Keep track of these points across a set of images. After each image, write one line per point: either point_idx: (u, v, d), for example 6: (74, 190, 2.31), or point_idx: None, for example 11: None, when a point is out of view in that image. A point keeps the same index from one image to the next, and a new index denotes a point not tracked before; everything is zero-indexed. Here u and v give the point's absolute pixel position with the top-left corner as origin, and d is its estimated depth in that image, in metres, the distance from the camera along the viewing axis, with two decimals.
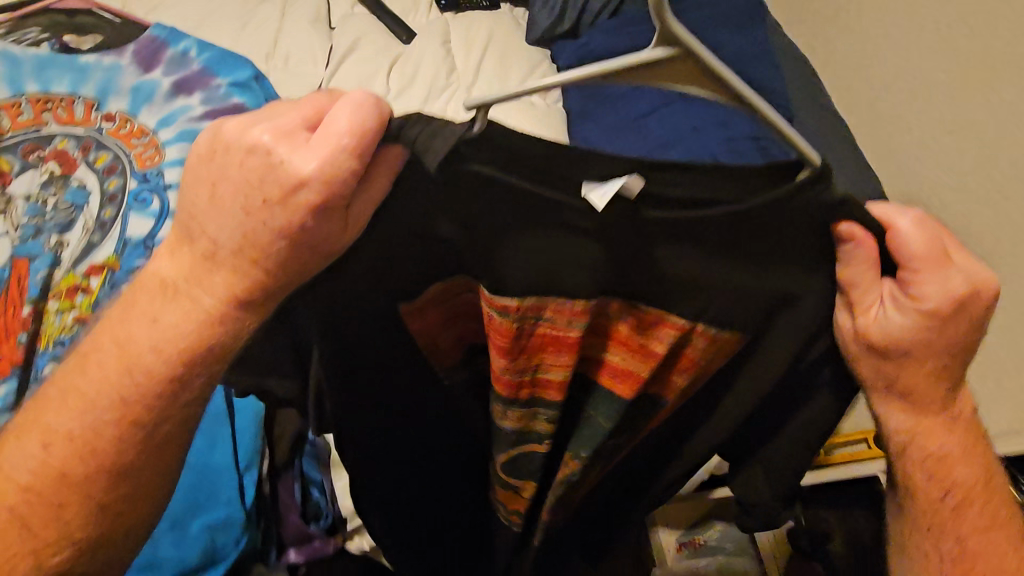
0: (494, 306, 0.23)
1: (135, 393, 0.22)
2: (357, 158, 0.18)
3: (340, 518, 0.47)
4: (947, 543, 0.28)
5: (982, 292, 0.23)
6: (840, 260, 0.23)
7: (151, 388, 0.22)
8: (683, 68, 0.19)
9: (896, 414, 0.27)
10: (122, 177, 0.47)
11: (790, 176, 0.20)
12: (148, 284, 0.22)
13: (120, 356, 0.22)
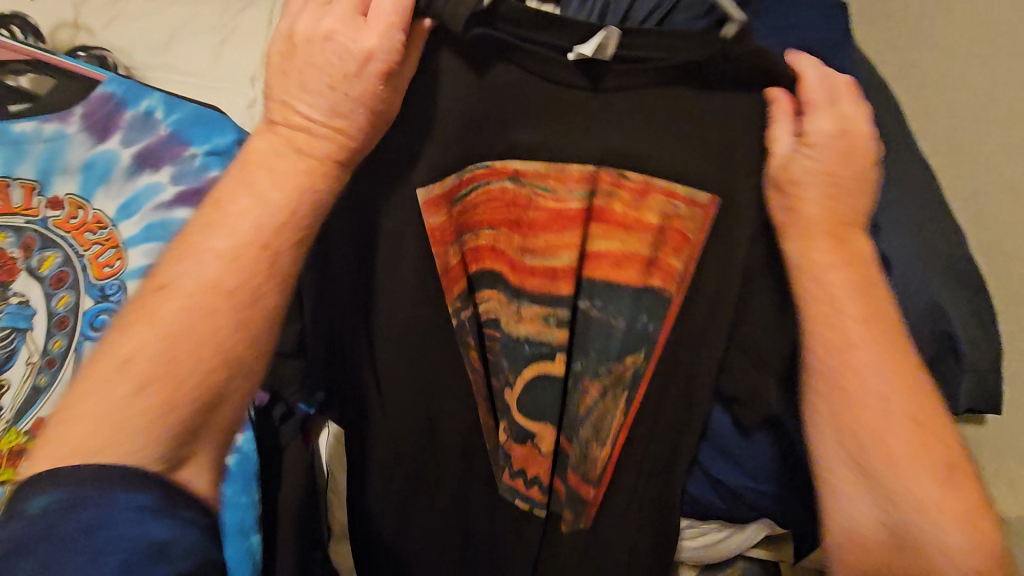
0: (502, 174, 0.46)
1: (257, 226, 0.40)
2: (397, 28, 0.38)
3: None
4: (839, 346, 0.43)
5: (868, 135, 0.42)
6: (773, 115, 0.42)
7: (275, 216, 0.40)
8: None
9: (795, 250, 0.43)
10: (69, 287, 0.55)
11: (724, 29, 0.40)
12: (253, 151, 0.42)
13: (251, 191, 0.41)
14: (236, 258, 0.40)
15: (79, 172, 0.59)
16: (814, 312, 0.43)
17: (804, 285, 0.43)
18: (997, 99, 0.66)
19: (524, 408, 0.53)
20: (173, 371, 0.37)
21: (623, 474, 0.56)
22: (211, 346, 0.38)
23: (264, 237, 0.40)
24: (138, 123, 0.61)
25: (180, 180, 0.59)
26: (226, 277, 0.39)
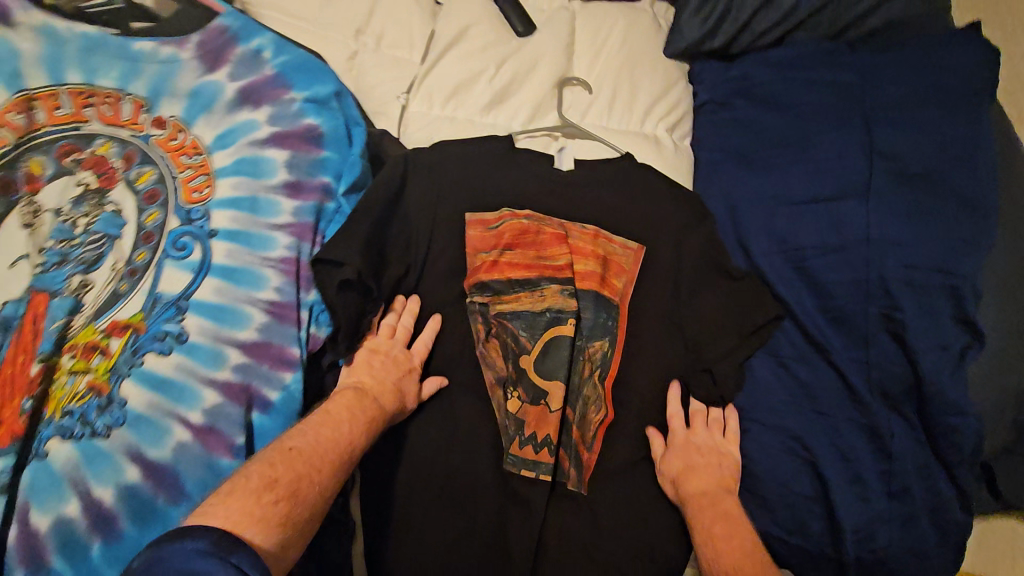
0: (518, 214, 0.78)
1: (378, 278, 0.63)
2: (520, 215, 0.78)
3: None
4: (706, 430, 0.72)
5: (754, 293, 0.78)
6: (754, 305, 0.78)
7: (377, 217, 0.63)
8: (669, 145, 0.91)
9: (642, 312, 0.78)
10: (161, 203, 0.58)
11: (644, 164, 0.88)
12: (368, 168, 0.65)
13: (380, 196, 0.64)
14: (341, 423, 0.57)
15: (185, 98, 0.61)
16: (694, 492, 0.67)
17: (693, 483, 0.68)
18: (924, 170, 0.74)
19: (542, 371, 0.72)
20: (307, 462, 0.52)
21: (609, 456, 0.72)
22: (333, 462, 0.54)
23: (371, 418, 0.60)
24: (246, 59, 0.63)
25: (296, 171, 0.61)
26: (345, 437, 0.57)
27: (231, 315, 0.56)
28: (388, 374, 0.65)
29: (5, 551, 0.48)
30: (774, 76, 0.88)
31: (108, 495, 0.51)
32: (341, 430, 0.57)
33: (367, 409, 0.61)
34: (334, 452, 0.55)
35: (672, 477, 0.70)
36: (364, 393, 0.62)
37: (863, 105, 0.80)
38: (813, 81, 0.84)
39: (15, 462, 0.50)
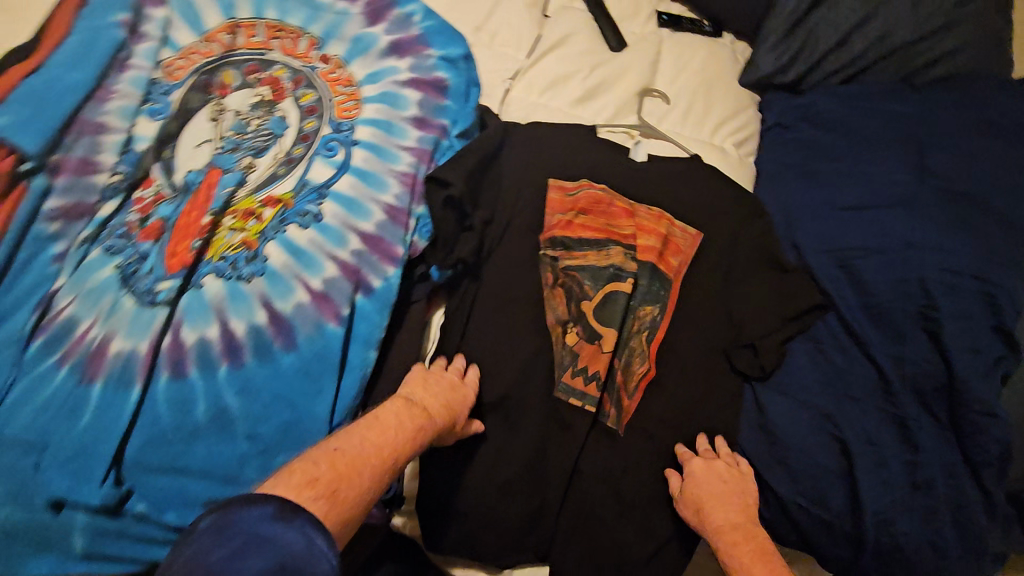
0: (595, 186, 0.90)
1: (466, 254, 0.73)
2: (597, 186, 0.90)
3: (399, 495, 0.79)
4: (731, 462, 0.76)
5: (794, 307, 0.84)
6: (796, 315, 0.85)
7: (483, 156, 0.75)
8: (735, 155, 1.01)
9: (694, 287, 0.87)
10: (318, 115, 0.71)
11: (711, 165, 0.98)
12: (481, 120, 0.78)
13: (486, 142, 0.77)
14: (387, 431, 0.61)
15: (349, 43, 0.76)
16: (716, 527, 0.70)
17: (713, 515, 0.71)
18: (966, 194, 0.82)
19: (600, 317, 0.80)
20: (348, 464, 0.55)
21: (649, 405, 0.79)
22: (373, 469, 0.57)
23: (420, 427, 0.64)
24: (399, 20, 0.78)
25: (424, 110, 0.74)
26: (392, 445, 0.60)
27: (358, 208, 0.68)
28: (440, 392, 0.69)
29: (158, 352, 0.60)
30: (839, 104, 0.98)
31: (240, 328, 0.63)
32: (388, 437, 0.60)
33: (417, 422, 0.64)
34: (379, 458, 0.58)
35: (691, 505, 0.73)
36: (417, 407, 0.65)
37: (916, 135, 0.89)
38: (874, 112, 0.94)
39: (178, 286, 0.62)
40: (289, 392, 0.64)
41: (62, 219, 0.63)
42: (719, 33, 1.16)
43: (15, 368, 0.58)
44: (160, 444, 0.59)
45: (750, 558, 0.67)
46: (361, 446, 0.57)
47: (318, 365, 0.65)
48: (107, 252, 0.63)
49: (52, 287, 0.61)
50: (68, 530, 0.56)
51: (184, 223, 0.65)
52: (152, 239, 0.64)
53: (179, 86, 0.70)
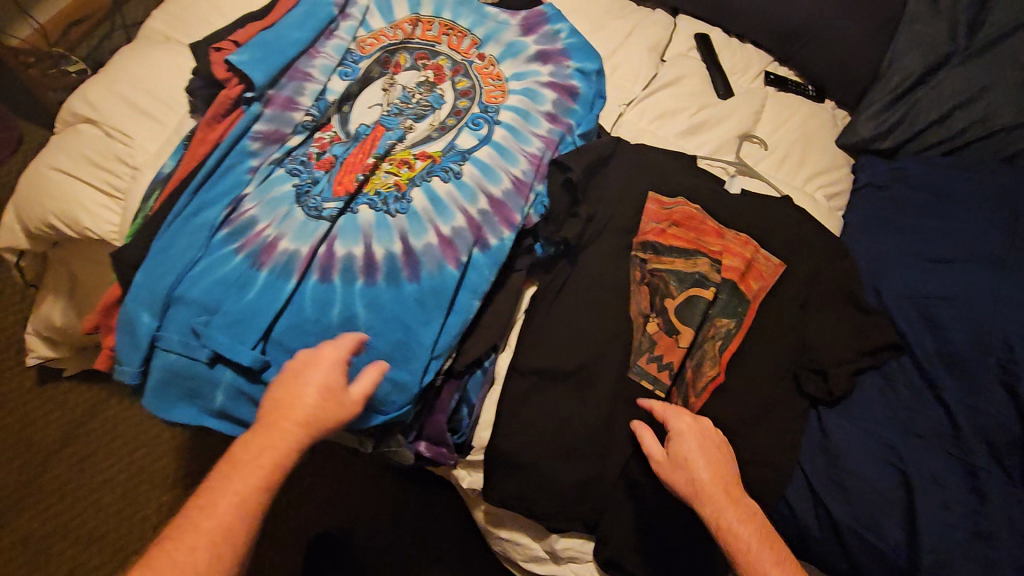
0: (691, 204, 0.97)
1: (572, 234, 0.82)
2: (693, 205, 0.97)
3: (460, 441, 0.84)
4: (715, 433, 0.78)
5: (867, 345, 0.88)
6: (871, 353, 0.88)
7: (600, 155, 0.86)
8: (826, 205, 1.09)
9: (771, 311, 0.92)
10: (471, 98, 0.84)
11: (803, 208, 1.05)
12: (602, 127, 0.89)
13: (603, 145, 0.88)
14: (238, 477, 0.57)
15: (503, 47, 0.89)
16: (712, 494, 0.72)
17: (707, 483, 0.73)
18: None
19: (680, 316, 0.86)
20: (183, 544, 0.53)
21: (715, 406, 0.84)
22: (219, 528, 0.54)
23: (281, 456, 0.59)
24: (549, 34, 0.90)
25: (557, 108, 0.86)
26: (251, 499, 0.56)
27: (491, 174, 0.79)
28: (305, 400, 0.61)
29: (314, 257, 0.72)
30: (935, 175, 1.05)
31: (380, 252, 0.74)
32: (240, 494, 0.56)
33: (274, 456, 0.59)
34: (243, 522, 0.56)
35: (685, 472, 0.74)
36: (271, 439, 0.59)
37: (1007, 213, 0.96)
38: (968, 187, 1.02)
39: (340, 209, 0.74)
40: (406, 313, 0.74)
41: (262, 140, 0.77)
42: (821, 99, 1.24)
43: (203, 247, 0.71)
44: (297, 332, 0.70)
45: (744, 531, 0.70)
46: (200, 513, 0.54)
47: (432, 297, 0.75)
48: (288, 173, 0.77)
49: (242, 191, 0.75)
50: (214, 385, 0.67)
51: (350, 163, 0.78)
52: (324, 170, 0.77)
53: (365, 58, 0.85)
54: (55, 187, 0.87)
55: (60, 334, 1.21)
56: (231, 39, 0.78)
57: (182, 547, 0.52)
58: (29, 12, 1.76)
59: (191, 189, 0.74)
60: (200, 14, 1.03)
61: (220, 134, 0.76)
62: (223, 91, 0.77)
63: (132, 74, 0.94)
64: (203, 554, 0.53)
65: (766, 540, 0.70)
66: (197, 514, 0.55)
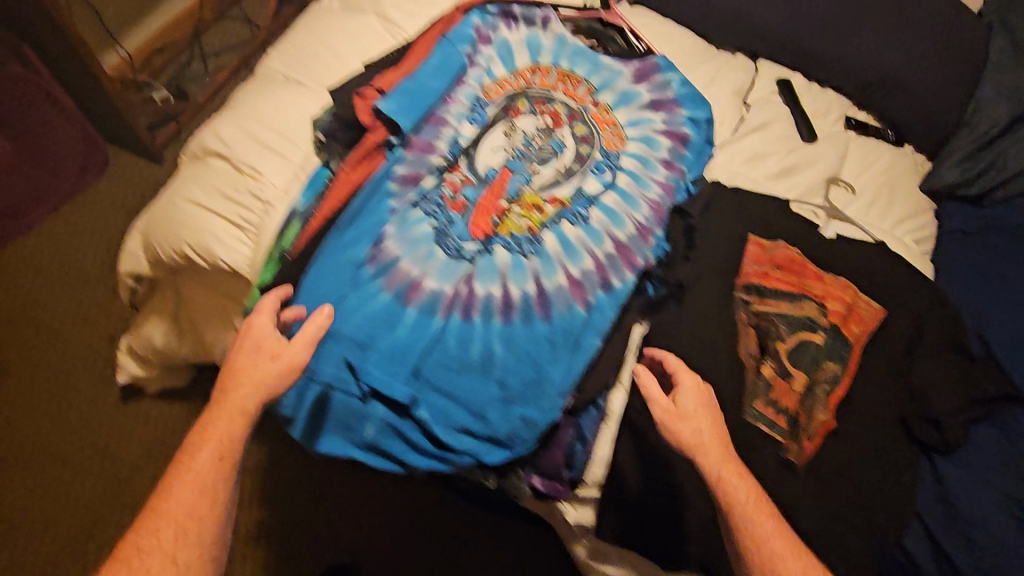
0: (790, 248, 1.00)
1: None
2: (793, 249, 1.00)
3: (571, 479, 0.85)
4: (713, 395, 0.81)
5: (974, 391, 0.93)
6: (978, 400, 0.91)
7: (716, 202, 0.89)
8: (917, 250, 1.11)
9: (874, 356, 0.94)
10: (591, 144, 0.88)
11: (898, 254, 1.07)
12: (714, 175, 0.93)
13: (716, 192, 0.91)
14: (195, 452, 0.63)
15: (618, 94, 0.93)
16: (714, 446, 0.75)
17: (710, 435, 0.75)
18: None
19: (792, 360, 0.88)
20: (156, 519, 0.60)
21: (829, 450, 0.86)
22: (190, 498, 0.61)
23: (232, 428, 0.64)
24: (660, 83, 0.94)
25: (671, 156, 0.89)
26: (205, 475, 0.61)
27: (615, 218, 0.82)
28: (245, 369, 0.66)
29: (457, 295, 0.75)
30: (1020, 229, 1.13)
31: (516, 292, 0.77)
32: (197, 476, 0.61)
33: (219, 432, 0.63)
34: (206, 495, 0.61)
35: (693, 425, 0.76)
36: (218, 419, 0.64)
37: None
38: None
39: (479, 250, 0.78)
40: (535, 349, 0.77)
41: (402, 183, 0.80)
42: (900, 143, 1.26)
43: (350, 285, 0.75)
44: (442, 370, 0.73)
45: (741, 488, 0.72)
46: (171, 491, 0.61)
47: (559, 335, 0.78)
48: (425, 214, 0.80)
49: (382, 231, 0.78)
50: (366, 418, 0.71)
51: (483, 206, 0.81)
52: (458, 211, 0.81)
53: (490, 104, 0.89)
54: (192, 219, 0.91)
55: (157, 356, 1.25)
56: (375, 86, 0.82)
57: (163, 521, 0.60)
58: (119, 42, 1.80)
59: (337, 230, 0.78)
60: (319, 56, 1.08)
61: (363, 177, 0.80)
62: (367, 135, 0.81)
63: (260, 111, 0.99)
64: (169, 533, 0.59)
65: (756, 496, 0.73)
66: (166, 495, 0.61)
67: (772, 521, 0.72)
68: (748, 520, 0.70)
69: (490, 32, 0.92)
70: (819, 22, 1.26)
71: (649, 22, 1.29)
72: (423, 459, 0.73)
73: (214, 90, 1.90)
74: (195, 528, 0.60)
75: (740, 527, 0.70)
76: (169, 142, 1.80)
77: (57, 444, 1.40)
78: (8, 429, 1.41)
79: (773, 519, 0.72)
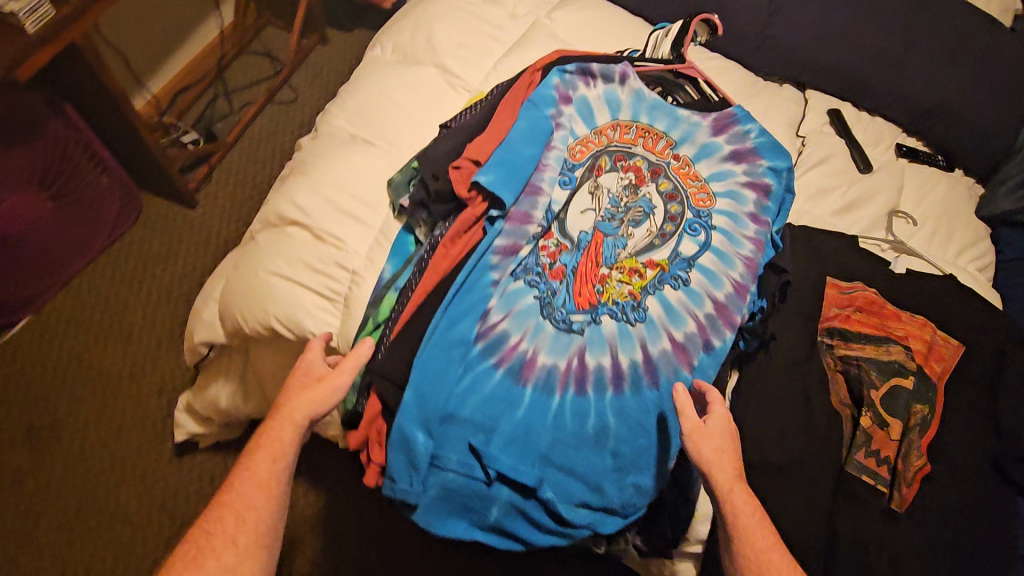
0: (867, 289, 1.00)
1: None
2: (870, 291, 1.00)
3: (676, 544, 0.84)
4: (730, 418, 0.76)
5: None
6: None
7: None
8: (983, 280, 1.12)
9: (961, 396, 0.95)
10: (680, 202, 0.88)
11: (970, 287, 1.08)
12: None
13: None
14: (255, 453, 0.69)
15: (699, 147, 0.93)
16: (727, 467, 0.70)
17: (725, 456, 0.71)
18: None
19: (886, 407, 0.88)
20: (220, 507, 0.65)
21: (929, 497, 0.86)
22: (253, 491, 0.67)
23: (292, 436, 0.70)
24: (739, 134, 0.94)
25: (758, 208, 0.90)
26: (261, 473, 0.67)
27: (713, 278, 0.83)
28: (302, 386, 0.75)
29: (570, 371, 0.75)
30: None
31: (626, 361, 0.77)
32: (256, 473, 0.67)
33: (270, 437, 0.70)
34: (263, 491, 0.67)
35: (714, 445, 0.71)
36: (272, 427, 0.70)
37: None
38: None
39: (587, 321, 0.78)
40: (647, 415, 0.76)
41: (502, 254, 0.80)
42: (952, 168, 1.28)
43: (462, 364, 0.74)
44: (560, 446, 0.73)
45: (749, 507, 0.68)
46: (237, 487, 0.66)
47: (666, 398, 0.77)
48: (527, 285, 0.80)
49: (487, 305, 0.78)
50: (491, 501, 0.71)
51: (583, 273, 0.81)
52: (559, 280, 0.80)
53: (578, 166, 0.89)
54: (278, 292, 0.90)
55: (220, 415, 1.22)
56: (470, 157, 0.82)
57: (231, 514, 0.65)
58: (147, 83, 1.78)
59: (441, 307, 0.77)
60: (384, 113, 1.07)
61: (462, 250, 0.81)
62: (466, 209, 0.81)
63: (335, 176, 0.98)
64: (229, 521, 0.64)
65: (764, 518, 0.68)
66: (232, 489, 0.67)
67: (775, 540, 0.66)
68: (753, 542, 0.65)
69: (570, 91, 0.92)
70: (876, 52, 1.26)
71: (701, 59, 1.30)
72: (545, 536, 0.73)
73: (243, 128, 1.87)
74: (258, 518, 0.66)
75: (743, 548, 0.66)
76: (202, 185, 1.78)
77: (110, 504, 1.37)
78: (59, 489, 1.37)
79: (778, 542, 0.66)
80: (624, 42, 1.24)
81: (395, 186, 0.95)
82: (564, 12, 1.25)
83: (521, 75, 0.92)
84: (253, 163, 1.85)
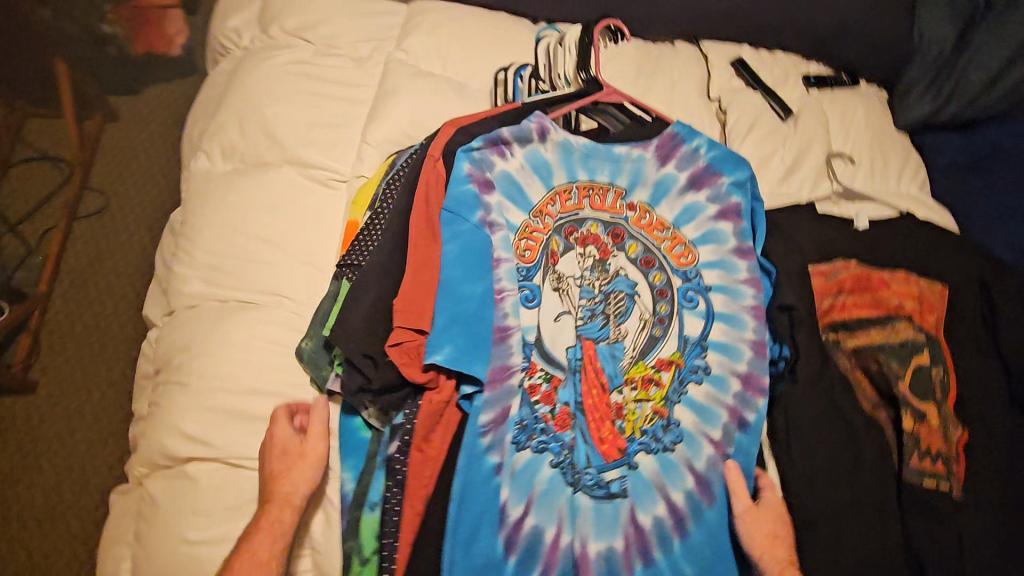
0: (846, 263, 0.93)
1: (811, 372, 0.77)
2: (849, 263, 0.93)
3: None
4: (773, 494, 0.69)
5: None
6: None
7: None
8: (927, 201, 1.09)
9: (962, 342, 0.92)
10: (660, 266, 0.73)
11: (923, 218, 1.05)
12: None
13: None
14: (253, 534, 0.61)
15: (652, 187, 0.77)
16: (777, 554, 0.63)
17: (774, 543, 0.64)
18: None
19: (918, 394, 0.84)
20: None
21: (977, 464, 0.84)
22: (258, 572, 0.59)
23: (286, 510, 0.63)
24: (688, 155, 0.79)
25: (740, 239, 0.77)
26: (261, 553, 0.60)
27: (732, 350, 0.71)
28: (282, 459, 0.66)
29: (629, 544, 0.63)
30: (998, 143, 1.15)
31: (679, 497, 0.65)
32: (255, 554, 0.60)
33: (268, 518, 0.62)
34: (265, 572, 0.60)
35: (767, 524, 0.64)
36: (268, 508, 0.63)
37: None
38: None
39: (622, 472, 0.64)
40: (717, 544, 0.64)
41: (493, 429, 0.62)
42: (857, 83, 1.21)
43: None
44: None
45: None
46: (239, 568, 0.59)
47: (720, 503, 0.66)
48: (536, 451, 0.63)
49: (501, 501, 0.61)
50: None
51: (594, 407, 0.66)
52: (569, 428, 0.65)
53: (535, 268, 0.70)
54: (212, 562, 0.67)
55: None
56: (409, 323, 0.62)
57: None
58: None
59: (447, 533, 0.59)
60: (248, 254, 0.81)
61: (442, 442, 0.62)
62: (432, 393, 0.63)
63: (225, 372, 0.74)
64: None
65: None
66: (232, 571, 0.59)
67: None
68: None
69: (487, 172, 0.71)
70: None
71: None
72: None
73: (53, 264, 1.41)
74: None
75: None
76: (31, 359, 1.33)
77: None
78: None
79: None
80: (501, 56, 1.01)
81: (307, 357, 0.73)
82: (417, 36, 1.00)
83: (421, 171, 0.70)
84: (85, 304, 1.41)
